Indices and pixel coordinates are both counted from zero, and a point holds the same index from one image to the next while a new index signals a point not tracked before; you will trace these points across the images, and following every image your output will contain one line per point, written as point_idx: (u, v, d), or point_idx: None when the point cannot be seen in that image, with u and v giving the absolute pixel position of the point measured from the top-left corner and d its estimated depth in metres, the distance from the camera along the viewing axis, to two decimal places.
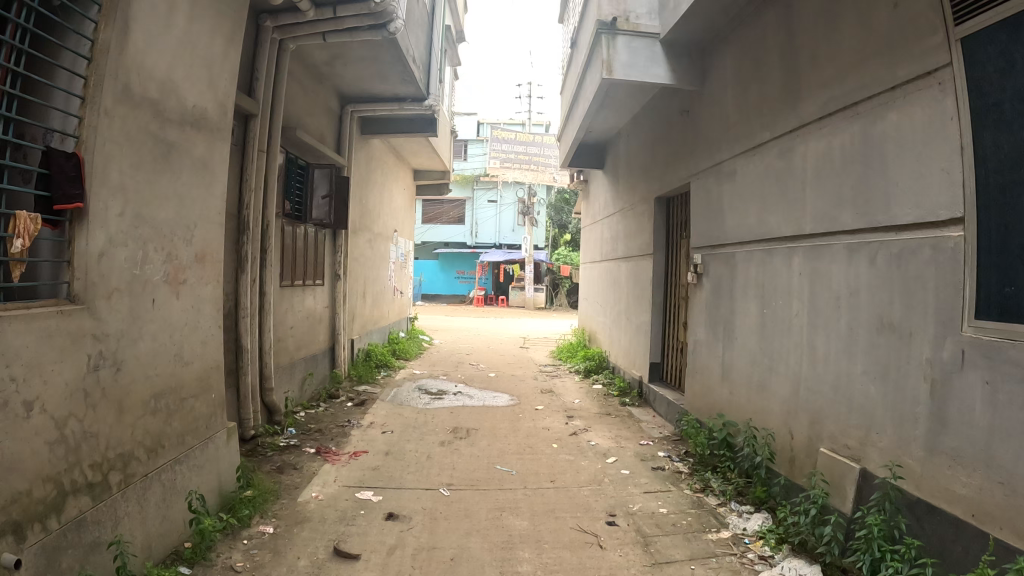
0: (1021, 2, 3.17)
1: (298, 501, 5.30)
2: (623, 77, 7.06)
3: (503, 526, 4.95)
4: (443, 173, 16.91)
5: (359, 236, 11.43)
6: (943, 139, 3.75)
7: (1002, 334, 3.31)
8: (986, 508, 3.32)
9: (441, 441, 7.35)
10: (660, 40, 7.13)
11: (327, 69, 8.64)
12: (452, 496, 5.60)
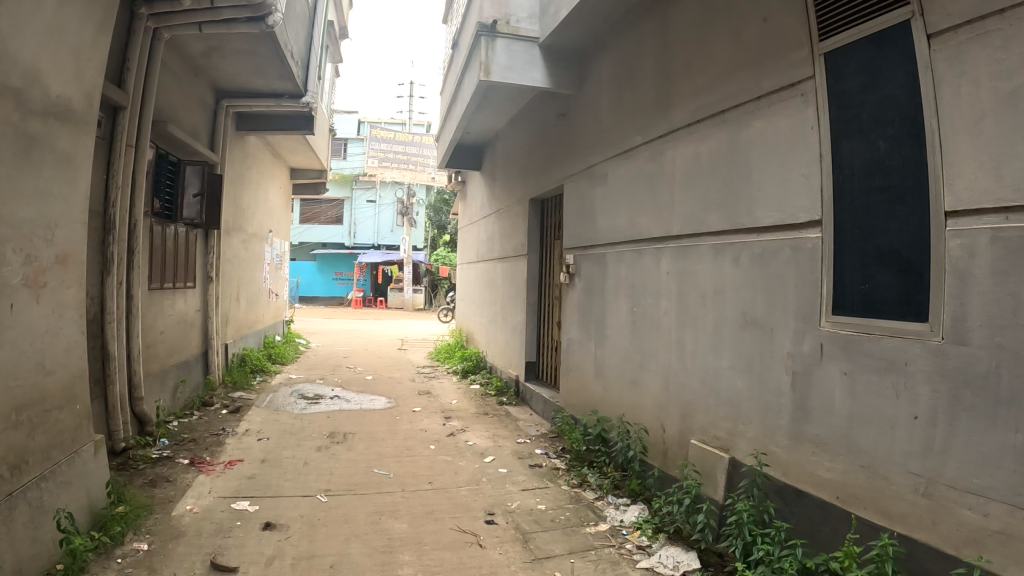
0: (886, 19, 3.44)
1: (172, 515, 5.04)
2: (500, 79, 7.11)
3: (381, 530, 4.90)
4: (320, 172, 16.53)
5: (232, 237, 11.00)
6: (803, 146, 3.99)
7: (860, 327, 3.56)
8: (850, 491, 3.56)
9: (318, 446, 7.18)
10: (540, 44, 7.24)
11: (203, 61, 8.27)
12: (331, 501, 5.48)
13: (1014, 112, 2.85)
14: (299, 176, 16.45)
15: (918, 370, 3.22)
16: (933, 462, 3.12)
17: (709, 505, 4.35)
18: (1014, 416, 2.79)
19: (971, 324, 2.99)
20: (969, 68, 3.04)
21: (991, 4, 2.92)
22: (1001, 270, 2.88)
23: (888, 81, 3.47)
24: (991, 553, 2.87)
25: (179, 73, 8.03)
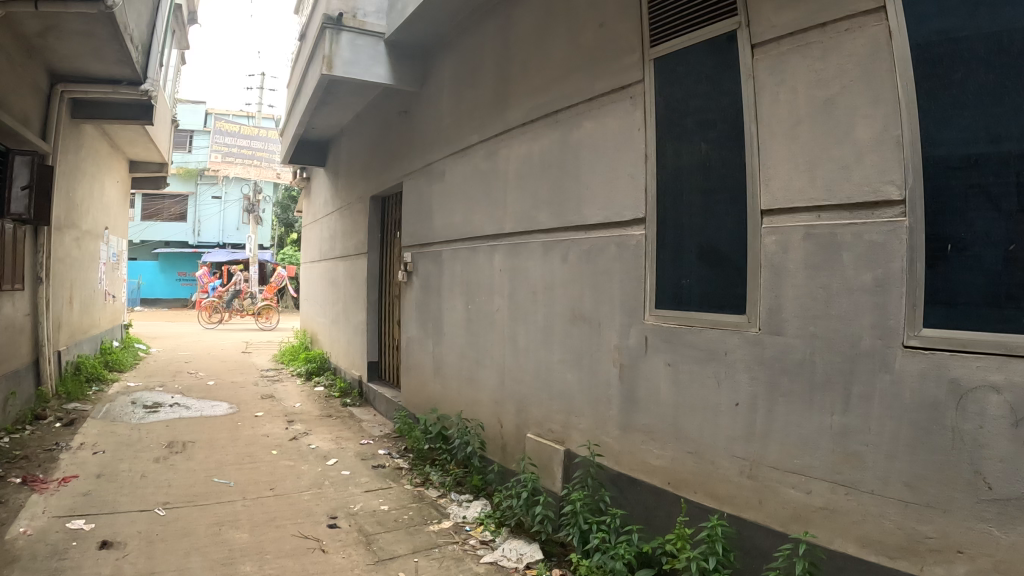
0: (716, 28, 3.67)
1: (3, 539, 4.55)
2: (342, 74, 6.97)
3: (222, 541, 4.67)
4: (161, 165, 15.56)
5: (64, 234, 10.11)
6: (630, 147, 4.16)
7: (681, 320, 3.76)
8: (680, 476, 3.74)
9: (156, 458, 6.74)
10: (385, 40, 7.12)
11: (38, 41, 7.58)
12: (170, 515, 5.16)
13: (828, 119, 3.13)
14: (136, 170, 15.39)
15: (737, 359, 3.44)
16: (756, 445, 3.35)
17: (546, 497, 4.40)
18: (830, 398, 3.06)
19: (786, 315, 3.25)
20: (788, 77, 3.31)
21: (812, 19, 3.19)
22: (815, 264, 3.16)
23: (713, 87, 3.70)
24: (816, 527, 3.13)
25: (10, 55, 7.30)
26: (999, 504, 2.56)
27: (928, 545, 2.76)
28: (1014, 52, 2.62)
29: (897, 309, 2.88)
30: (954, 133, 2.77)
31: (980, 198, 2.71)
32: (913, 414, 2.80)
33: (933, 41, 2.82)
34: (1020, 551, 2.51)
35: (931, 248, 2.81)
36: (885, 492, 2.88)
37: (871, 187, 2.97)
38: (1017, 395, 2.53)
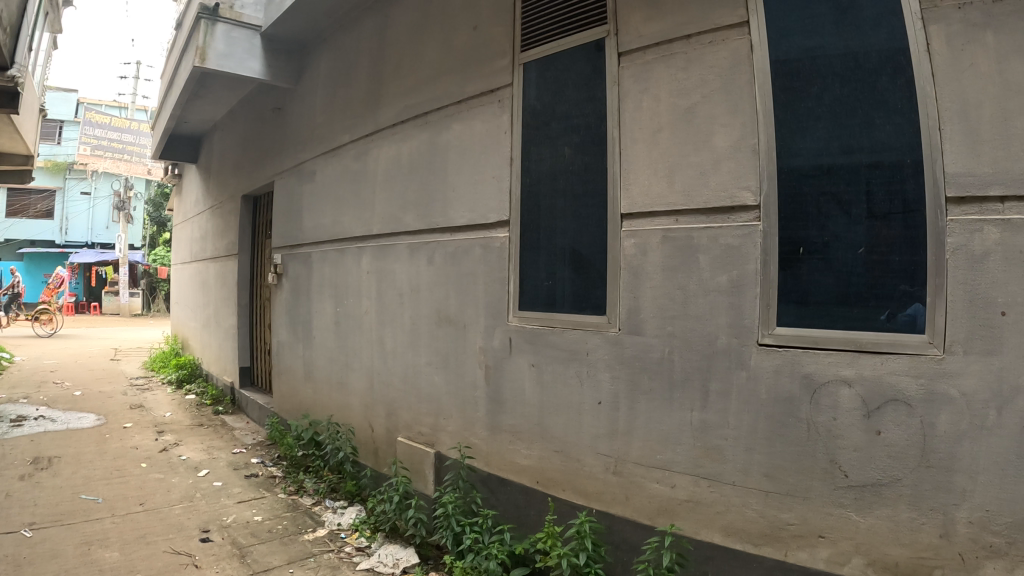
0: (585, 36, 3.77)
1: None
2: (216, 67, 6.65)
3: (91, 562, 4.37)
4: (27, 158, 14.50)
5: None
6: (495, 150, 4.20)
7: (545, 321, 3.84)
8: (548, 474, 3.80)
9: (18, 475, 6.25)
10: (260, 33, 6.89)
11: None
12: (36, 536, 4.79)
13: (688, 127, 3.28)
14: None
15: (598, 359, 3.53)
16: (619, 443, 3.44)
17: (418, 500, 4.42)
18: (689, 396, 3.20)
19: (645, 315, 3.36)
20: (651, 85, 3.43)
21: (677, 31, 3.33)
22: (672, 266, 3.29)
23: (578, 92, 3.80)
24: (681, 520, 3.24)
25: None
26: (856, 490, 2.79)
27: (791, 532, 2.94)
28: (868, 68, 2.94)
29: (751, 309, 3.06)
30: (808, 142, 3.03)
31: (831, 203, 2.97)
32: (769, 408, 2.98)
33: (791, 57, 3.09)
34: (876, 533, 2.76)
35: (785, 251, 3.04)
36: (746, 483, 3.04)
37: (728, 193, 3.14)
38: (866, 387, 2.78)
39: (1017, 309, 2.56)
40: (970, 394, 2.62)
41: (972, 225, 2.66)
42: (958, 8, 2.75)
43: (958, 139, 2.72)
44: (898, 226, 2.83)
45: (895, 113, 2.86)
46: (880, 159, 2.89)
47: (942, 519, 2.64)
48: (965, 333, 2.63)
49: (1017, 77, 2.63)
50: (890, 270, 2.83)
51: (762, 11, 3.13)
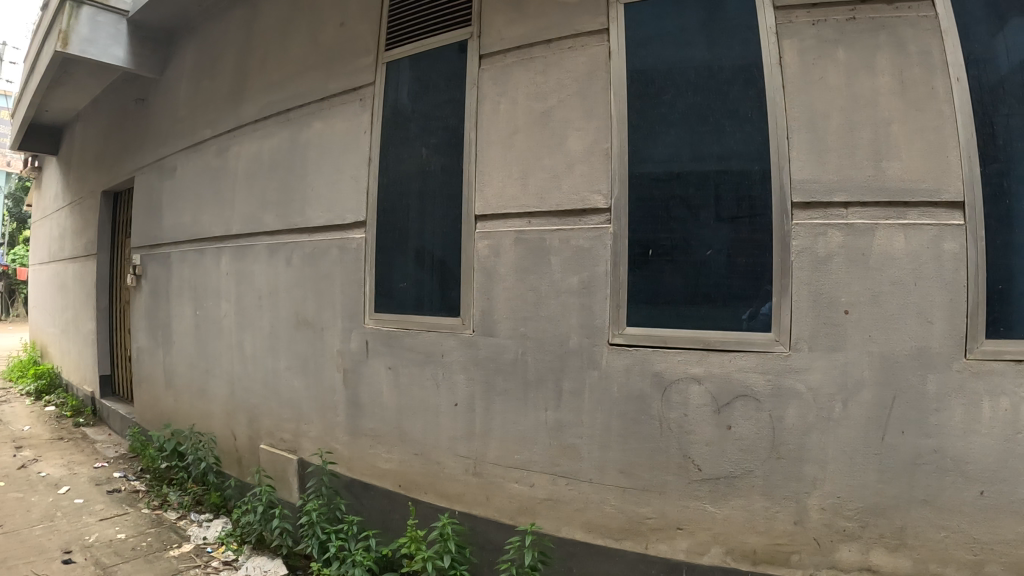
0: (448, 37, 3.78)
1: None
2: (78, 52, 6.24)
3: None
4: None
5: None
6: (354, 149, 4.14)
7: (398, 322, 3.81)
8: (410, 478, 3.79)
9: None
10: (126, 19, 6.53)
11: None
12: None
13: (544, 129, 3.37)
14: None
15: (453, 360, 3.55)
16: (477, 443, 3.48)
17: (282, 511, 4.31)
18: (543, 395, 3.29)
19: (498, 317, 3.42)
20: (509, 88, 3.49)
21: (539, 35, 3.41)
22: (525, 267, 3.36)
23: (441, 94, 3.80)
24: (542, 518, 3.32)
25: None
26: (709, 483, 2.98)
27: (649, 525, 3.09)
28: (721, 78, 3.09)
29: (602, 309, 3.17)
30: (660, 147, 3.14)
31: (679, 206, 3.10)
32: (622, 407, 3.11)
33: (646, 65, 3.19)
34: (732, 522, 2.96)
35: (635, 254, 3.14)
36: (604, 480, 3.16)
37: (580, 196, 3.24)
38: (715, 384, 2.95)
39: (859, 308, 2.83)
40: (816, 388, 2.85)
41: (817, 229, 2.89)
42: (812, 25, 2.99)
43: (807, 149, 2.94)
44: (746, 230, 2.98)
45: (745, 122, 3.02)
46: (728, 166, 3.04)
47: (795, 507, 2.89)
48: (810, 331, 2.86)
49: (865, 92, 2.92)
50: (737, 271, 2.99)
51: (623, 20, 3.23)
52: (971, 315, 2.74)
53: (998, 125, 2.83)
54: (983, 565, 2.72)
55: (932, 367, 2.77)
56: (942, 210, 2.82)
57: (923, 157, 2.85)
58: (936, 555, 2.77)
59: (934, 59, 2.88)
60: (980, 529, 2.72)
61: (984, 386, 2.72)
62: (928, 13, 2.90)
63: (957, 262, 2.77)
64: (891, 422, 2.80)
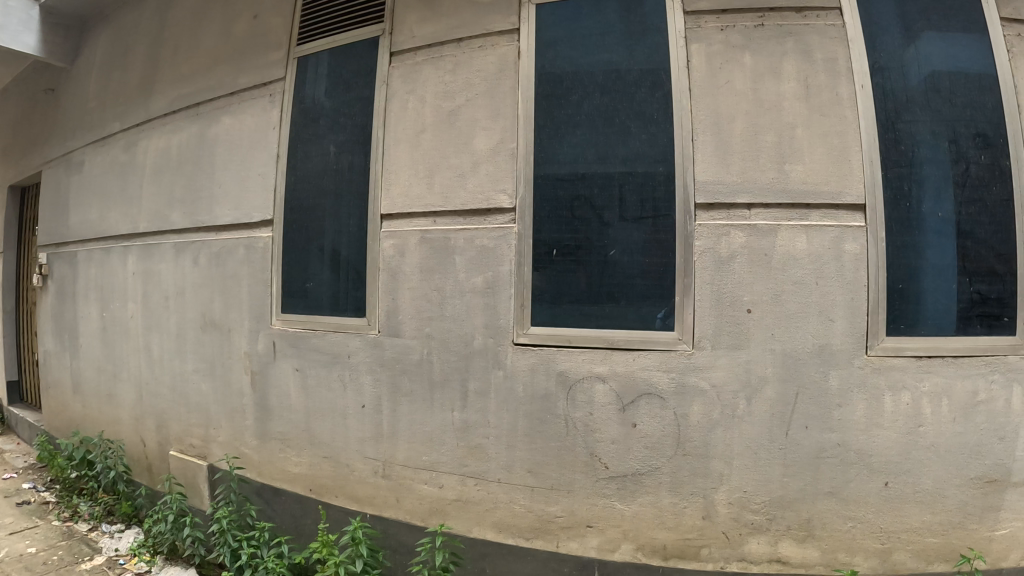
0: (360, 33, 3.73)
1: None
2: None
3: None
4: None
5: None
6: (262, 146, 4.05)
7: (307, 325, 3.74)
8: (320, 481, 3.73)
9: None
10: (39, 4, 6.03)
11: None
12: None
13: (450, 128, 3.35)
14: None
15: (360, 361, 3.51)
16: (385, 446, 3.45)
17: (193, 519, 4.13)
18: (449, 396, 3.28)
19: (403, 317, 3.39)
20: (418, 86, 3.46)
21: (451, 34, 3.40)
22: (429, 267, 3.33)
23: (351, 91, 3.75)
24: (452, 519, 3.31)
25: None
26: (616, 480, 3.05)
27: (559, 524, 3.14)
28: (629, 80, 3.15)
29: (506, 309, 3.16)
30: (566, 148, 3.18)
31: (584, 206, 3.14)
32: (527, 406, 3.13)
33: (555, 66, 3.23)
34: (641, 519, 3.04)
35: (539, 253, 3.16)
36: (511, 480, 3.18)
37: (485, 195, 3.23)
38: (619, 382, 3.01)
39: (761, 307, 2.95)
40: (720, 385, 2.97)
41: (720, 229, 2.97)
42: (720, 31, 3.09)
43: (711, 151, 3.02)
44: (650, 231, 3.05)
45: (651, 124, 3.09)
46: (633, 168, 3.10)
47: (702, 502, 3.01)
48: (713, 329, 2.96)
49: (769, 97, 3.03)
50: (639, 271, 3.05)
51: (533, 21, 3.26)
52: (871, 313, 2.94)
53: (901, 132, 3.07)
54: (891, 552, 3.03)
55: (834, 364, 2.94)
56: (843, 213, 2.98)
57: (824, 161, 2.98)
58: (844, 544, 3.02)
59: (839, 66, 3.04)
60: (888, 519, 3.01)
61: (886, 381, 2.95)
62: (834, 23, 3.07)
63: (858, 263, 2.95)
64: (794, 418, 2.96)
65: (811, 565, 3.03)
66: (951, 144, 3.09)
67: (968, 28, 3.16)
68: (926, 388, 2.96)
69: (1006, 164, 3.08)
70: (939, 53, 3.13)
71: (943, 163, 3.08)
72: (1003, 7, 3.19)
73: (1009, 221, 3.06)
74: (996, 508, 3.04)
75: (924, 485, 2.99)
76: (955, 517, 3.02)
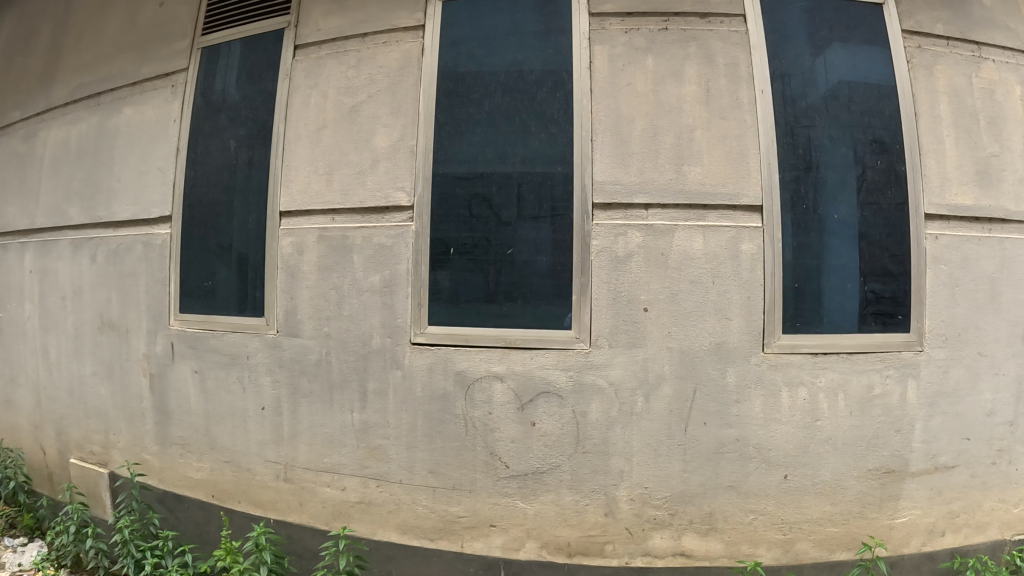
0: (264, 25, 3.65)
1: None
2: None
3: None
4: None
5: None
6: (162, 139, 3.91)
7: (205, 325, 3.63)
8: (222, 487, 3.63)
9: None
10: None
11: None
12: None
13: (351, 124, 3.30)
14: None
15: (258, 362, 3.44)
16: (285, 448, 3.40)
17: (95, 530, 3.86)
18: (348, 396, 3.24)
19: (301, 316, 3.32)
20: (322, 81, 3.40)
21: (356, 28, 3.36)
22: (326, 266, 3.28)
23: (254, 84, 3.66)
24: (355, 522, 3.29)
25: None
26: (516, 479, 3.08)
27: (463, 524, 3.16)
28: (530, 80, 3.18)
29: (403, 308, 3.16)
30: (465, 147, 3.18)
31: (481, 204, 3.15)
32: (425, 406, 3.14)
33: (458, 64, 3.23)
34: (544, 517, 3.09)
35: (436, 251, 3.16)
36: (413, 480, 3.19)
37: (383, 193, 3.20)
38: (517, 382, 3.05)
39: (657, 306, 3.00)
40: (618, 383, 3.02)
41: (617, 229, 3.01)
42: (624, 33, 3.12)
43: (609, 151, 3.06)
44: (550, 230, 3.09)
45: (551, 124, 3.13)
46: (532, 168, 3.13)
47: (603, 499, 3.06)
48: (610, 328, 3.01)
49: (670, 99, 3.08)
50: (535, 271, 3.09)
51: (439, 18, 3.26)
52: (767, 312, 3.02)
53: (799, 136, 3.16)
54: (793, 542, 3.12)
55: (731, 362, 3.02)
56: (740, 214, 3.05)
57: (722, 163, 3.05)
58: (746, 536, 3.10)
59: (741, 71, 3.11)
60: (789, 510, 3.09)
61: (782, 377, 3.04)
62: (737, 29, 3.15)
63: (753, 263, 3.03)
64: (693, 415, 3.02)
65: (714, 558, 3.10)
66: (846, 148, 3.19)
67: (870, 40, 3.28)
68: (822, 383, 3.06)
69: (902, 170, 3.21)
70: (842, 62, 3.24)
71: (840, 167, 3.18)
72: (904, 19, 3.30)
73: (902, 223, 3.20)
74: (894, 498, 3.17)
75: (823, 477, 3.09)
76: (854, 507, 3.13)
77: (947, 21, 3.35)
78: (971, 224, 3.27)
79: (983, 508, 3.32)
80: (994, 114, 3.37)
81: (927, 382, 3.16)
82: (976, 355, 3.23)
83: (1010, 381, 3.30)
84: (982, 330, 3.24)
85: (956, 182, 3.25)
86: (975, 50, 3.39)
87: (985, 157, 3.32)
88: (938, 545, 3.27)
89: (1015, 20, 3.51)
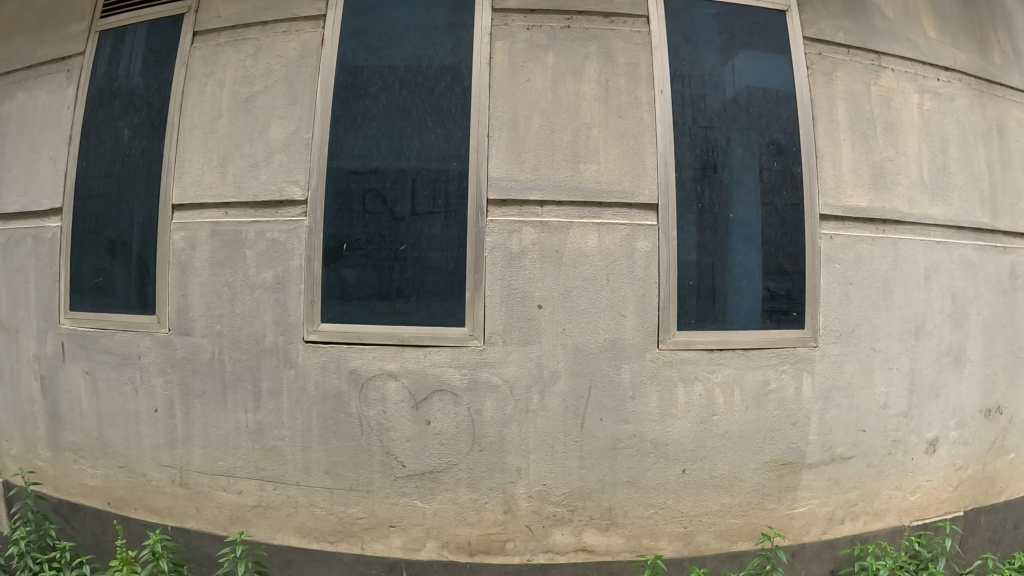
0: (162, 9, 3.52)
1: None
2: None
3: None
4: None
5: None
6: (55, 126, 3.73)
7: (95, 323, 3.48)
8: (118, 494, 3.48)
9: None
10: None
11: None
12: None
13: (246, 116, 3.23)
14: None
15: (150, 363, 3.32)
16: (180, 451, 3.30)
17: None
18: (241, 397, 3.18)
19: (193, 314, 3.24)
20: (218, 70, 3.32)
21: (256, 17, 3.30)
22: (218, 262, 3.21)
23: (148, 70, 3.52)
24: (253, 526, 3.22)
25: None
26: (414, 478, 3.07)
27: (361, 525, 3.12)
28: (429, 74, 3.15)
29: (297, 306, 3.10)
30: (360, 141, 3.14)
31: (375, 199, 3.11)
32: (320, 406, 3.09)
33: (357, 56, 3.19)
34: (442, 516, 3.08)
35: (329, 247, 3.11)
36: (310, 482, 3.13)
37: (277, 186, 3.14)
38: (411, 380, 3.03)
39: (551, 303, 3.03)
40: (512, 380, 3.03)
41: (511, 226, 3.02)
42: (526, 30, 3.14)
43: (506, 148, 3.06)
44: (448, 227, 3.07)
45: (447, 119, 3.11)
46: (427, 164, 3.11)
47: (501, 497, 3.06)
48: (504, 325, 3.02)
49: (568, 96, 3.11)
50: (431, 267, 3.07)
51: (340, 9, 3.21)
52: (661, 309, 3.08)
53: (697, 136, 3.21)
54: (693, 535, 3.18)
55: (625, 358, 3.06)
56: (636, 212, 3.11)
57: (618, 160, 3.10)
58: (646, 530, 3.13)
59: (641, 70, 3.16)
60: (688, 504, 3.16)
61: (678, 373, 3.10)
62: (640, 30, 3.19)
63: (648, 260, 3.08)
64: (589, 412, 3.06)
65: (616, 552, 3.13)
66: (743, 149, 3.27)
67: (771, 45, 3.37)
68: (717, 378, 3.14)
69: (797, 171, 3.31)
70: (741, 65, 3.32)
71: (735, 168, 3.25)
72: (806, 26, 3.40)
73: (796, 223, 3.30)
74: (793, 488, 3.27)
75: (720, 470, 3.17)
76: (752, 498, 3.22)
77: (849, 30, 3.47)
78: (866, 225, 3.40)
79: (879, 496, 3.46)
80: (889, 120, 3.50)
81: (821, 376, 3.27)
82: (869, 351, 3.36)
83: (903, 374, 3.44)
84: (874, 327, 3.37)
85: (850, 184, 3.37)
86: (875, 60, 3.52)
87: (880, 161, 3.46)
88: (838, 533, 3.38)
89: (916, 32, 3.66)
